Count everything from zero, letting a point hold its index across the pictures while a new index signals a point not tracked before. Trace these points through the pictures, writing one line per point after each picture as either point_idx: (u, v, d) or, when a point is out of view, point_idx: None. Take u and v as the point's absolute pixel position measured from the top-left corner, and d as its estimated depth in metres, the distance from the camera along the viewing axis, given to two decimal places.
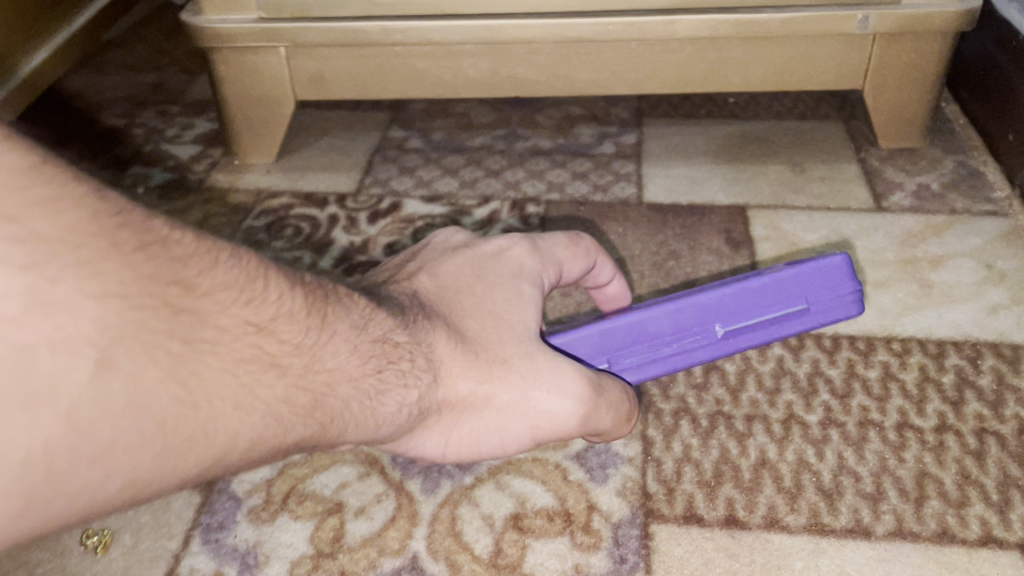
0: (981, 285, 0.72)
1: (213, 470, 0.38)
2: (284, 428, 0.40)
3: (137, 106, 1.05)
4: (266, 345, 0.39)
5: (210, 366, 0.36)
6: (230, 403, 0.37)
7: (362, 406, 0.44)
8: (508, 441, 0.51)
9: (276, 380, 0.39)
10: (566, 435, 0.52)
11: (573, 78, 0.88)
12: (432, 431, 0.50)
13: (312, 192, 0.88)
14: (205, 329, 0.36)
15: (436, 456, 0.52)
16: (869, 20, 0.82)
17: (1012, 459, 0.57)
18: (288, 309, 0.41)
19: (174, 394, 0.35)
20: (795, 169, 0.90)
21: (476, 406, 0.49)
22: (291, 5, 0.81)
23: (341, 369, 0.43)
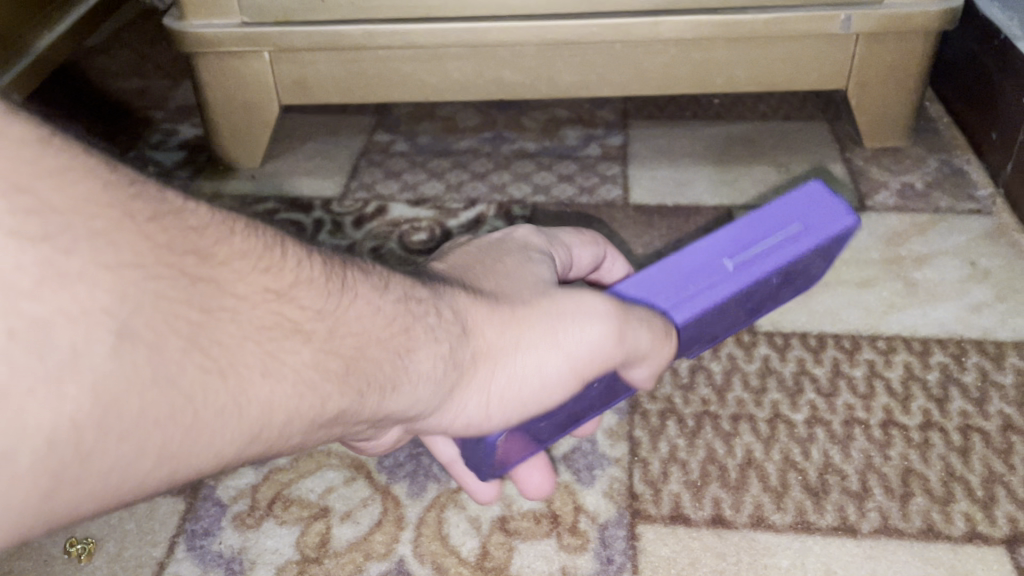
0: (965, 283, 0.73)
1: (250, 446, 0.36)
2: (318, 396, 0.37)
3: (120, 111, 1.04)
4: (288, 312, 0.37)
5: (231, 334, 0.34)
6: (257, 371, 0.35)
7: (393, 366, 0.41)
8: (550, 389, 0.48)
9: (301, 347, 0.37)
10: (607, 364, 0.49)
11: (558, 80, 0.88)
12: (471, 392, 0.46)
13: (297, 197, 0.88)
14: (222, 297, 0.34)
15: (479, 425, 0.48)
16: (851, 20, 0.83)
17: (996, 456, 0.57)
18: (302, 275, 0.39)
19: (199, 362, 0.33)
20: (781, 169, 0.90)
21: (512, 350, 0.46)
22: (274, 9, 0.81)
23: (367, 331, 0.40)
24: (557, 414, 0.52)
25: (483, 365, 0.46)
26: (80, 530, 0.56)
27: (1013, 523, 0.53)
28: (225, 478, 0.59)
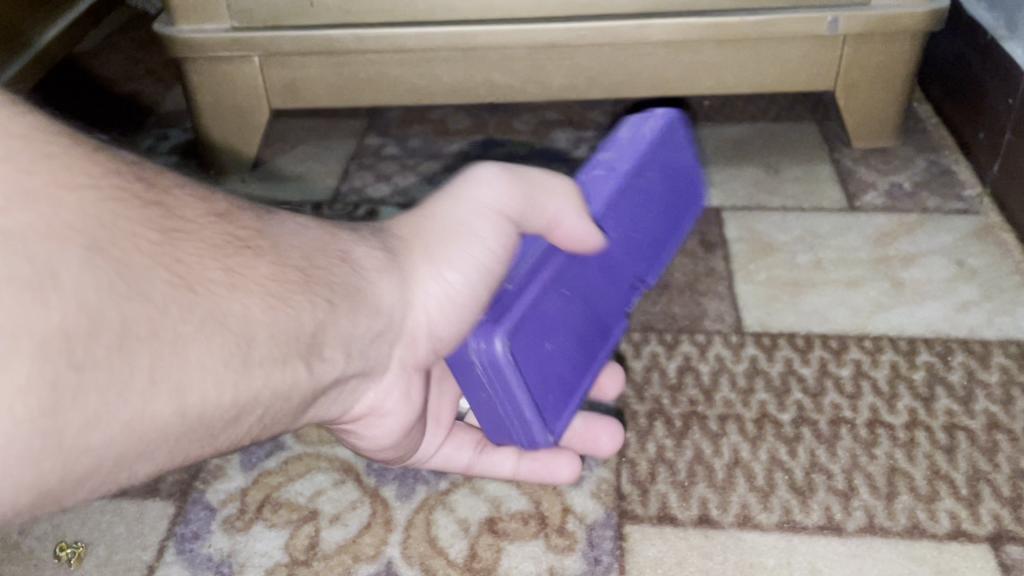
0: (952, 283, 0.73)
1: (244, 372, 0.38)
2: (288, 306, 0.41)
3: (111, 117, 1.04)
4: (234, 232, 0.41)
5: (192, 252, 0.38)
6: (223, 286, 0.38)
7: (339, 267, 0.44)
8: (489, 250, 0.50)
9: (257, 261, 0.40)
10: (518, 194, 0.51)
11: (548, 83, 0.88)
12: (419, 278, 0.48)
13: (288, 201, 0.88)
14: (173, 220, 0.38)
15: (449, 313, 0.49)
16: (838, 22, 0.83)
17: (981, 454, 0.58)
18: (231, 209, 0.42)
19: (170, 274, 0.36)
20: (770, 170, 0.91)
21: (433, 228, 0.50)
22: (263, 13, 0.81)
23: (304, 247, 0.44)
24: (542, 327, 0.53)
25: (416, 252, 0.49)
26: (70, 535, 0.56)
27: (997, 521, 0.54)
28: (215, 482, 0.59)
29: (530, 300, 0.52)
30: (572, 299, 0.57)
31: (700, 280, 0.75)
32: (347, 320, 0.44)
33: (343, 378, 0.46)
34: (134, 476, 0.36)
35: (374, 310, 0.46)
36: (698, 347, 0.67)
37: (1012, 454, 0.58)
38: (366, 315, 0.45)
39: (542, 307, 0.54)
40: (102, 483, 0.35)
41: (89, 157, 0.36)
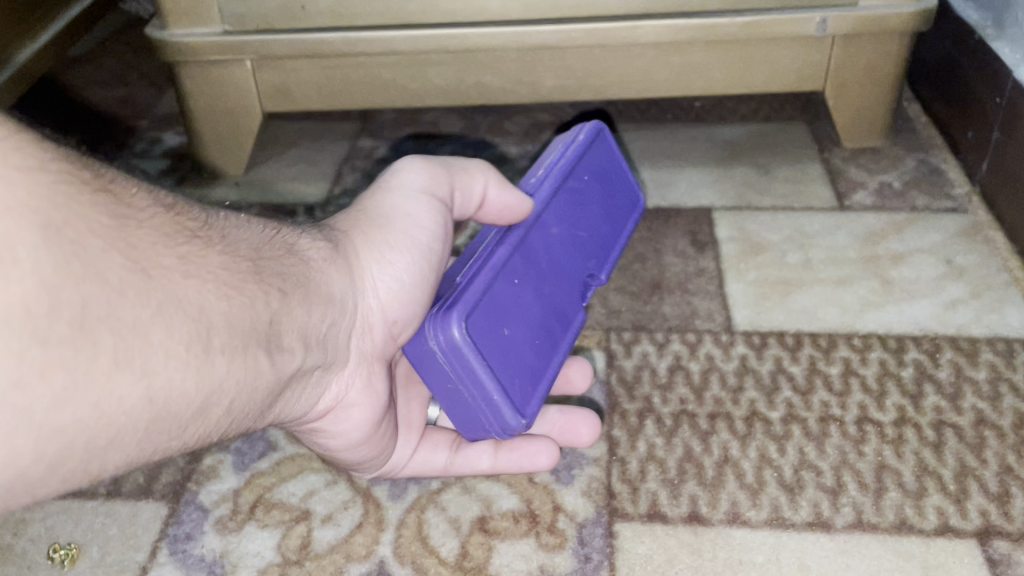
0: (941, 281, 0.74)
1: (206, 358, 0.41)
2: (239, 293, 0.43)
3: (104, 121, 1.04)
4: (181, 222, 0.43)
5: (147, 238, 0.39)
6: (178, 271, 0.40)
7: (288, 259, 0.48)
8: (425, 230, 0.55)
9: (207, 251, 0.43)
10: (442, 181, 0.57)
11: (539, 84, 0.88)
12: (366, 266, 0.53)
13: (280, 204, 0.88)
14: (123, 207, 0.39)
15: (396, 292, 0.53)
16: (827, 22, 0.84)
17: (969, 450, 0.58)
18: (178, 203, 0.44)
19: (127, 259, 0.38)
20: (760, 171, 0.91)
21: (370, 218, 0.55)
22: (255, 17, 0.82)
23: (251, 241, 0.47)
24: (497, 314, 0.54)
25: (358, 242, 0.53)
26: (64, 536, 0.56)
27: (984, 516, 0.54)
28: (208, 483, 0.59)
29: (484, 292, 0.54)
30: (527, 288, 0.57)
31: (691, 279, 0.76)
32: (304, 308, 0.48)
33: (306, 370, 0.49)
34: (106, 466, 0.38)
35: (327, 298, 0.50)
36: (688, 346, 0.68)
37: (999, 450, 0.58)
38: (319, 302, 0.49)
39: (498, 294, 0.55)
40: (75, 473, 0.37)
41: (37, 143, 0.37)
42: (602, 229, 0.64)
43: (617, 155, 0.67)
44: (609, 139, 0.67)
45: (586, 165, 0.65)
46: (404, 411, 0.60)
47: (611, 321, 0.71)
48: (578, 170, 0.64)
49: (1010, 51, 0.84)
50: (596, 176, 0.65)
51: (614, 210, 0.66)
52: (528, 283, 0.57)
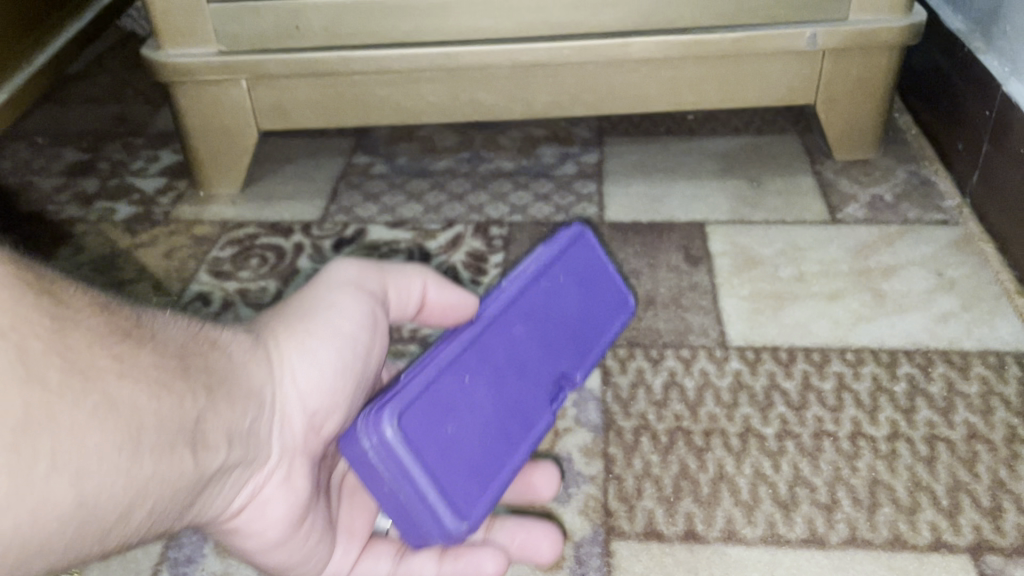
0: (932, 293, 0.74)
1: (136, 462, 0.38)
2: (175, 394, 0.41)
3: (101, 139, 1.05)
4: (119, 322, 0.40)
5: (82, 340, 0.37)
6: (113, 372, 0.38)
7: (214, 357, 0.45)
8: (349, 319, 0.53)
9: (139, 350, 0.40)
10: (372, 276, 0.56)
11: (533, 101, 0.89)
12: (284, 357, 0.50)
13: (276, 222, 0.89)
14: (63, 309, 0.38)
15: (316, 382, 0.51)
16: (816, 37, 0.85)
17: (961, 464, 0.59)
18: (112, 304, 0.42)
19: (64, 360, 0.36)
20: (752, 184, 0.92)
21: (293, 311, 0.53)
22: (250, 37, 0.83)
23: (183, 337, 0.44)
24: (438, 412, 0.50)
25: (276, 332, 0.51)
26: None
27: (977, 531, 0.55)
28: None
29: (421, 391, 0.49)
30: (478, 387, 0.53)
31: (685, 294, 0.76)
32: (226, 402, 0.44)
33: (227, 469, 0.45)
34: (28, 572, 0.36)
35: (248, 392, 0.46)
36: (683, 362, 0.68)
37: (991, 464, 0.59)
38: (240, 397, 0.46)
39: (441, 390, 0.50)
40: None
41: None
42: (575, 331, 0.60)
43: (603, 259, 0.63)
44: (595, 243, 0.63)
45: (567, 266, 0.61)
46: (348, 518, 0.55)
47: None
48: (555, 270, 0.60)
49: (998, 64, 0.85)
50: (577, 280, 0.61)
51: (594, 313, 0.62)
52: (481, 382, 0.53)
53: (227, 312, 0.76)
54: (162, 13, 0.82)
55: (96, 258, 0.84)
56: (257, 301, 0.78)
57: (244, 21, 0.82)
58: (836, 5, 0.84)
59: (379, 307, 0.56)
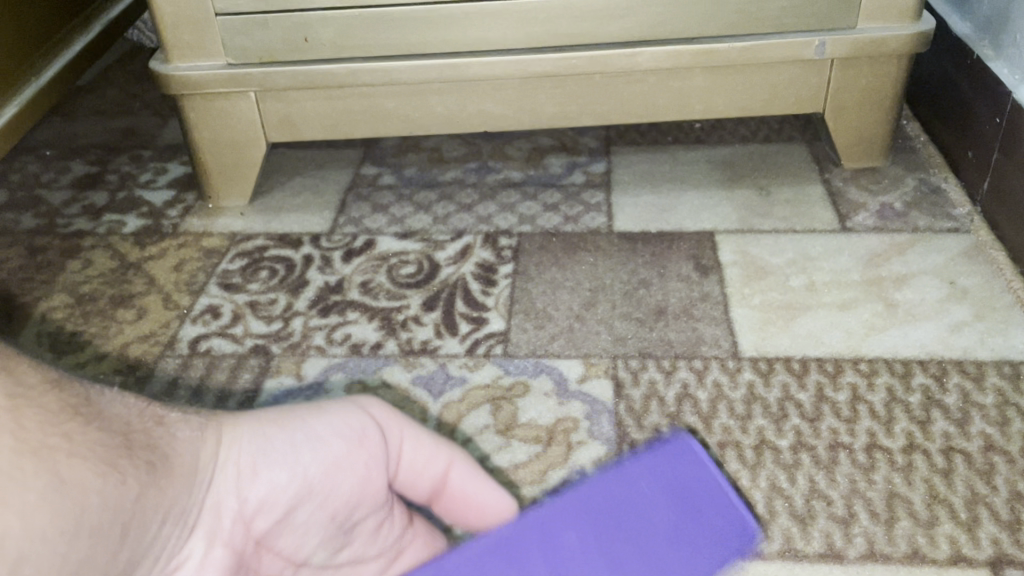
0: (944, 303, 0.74)
1: (73, 543, 0.38)
2: (121, 470, 0.41)
3: (109, 152, 1.05)
4: (71, 399, 0.41)
5: (34, 419, 0.38)
6: (62, 452, 0.39)
7: (163, 434, 0.45)
8: (330, 424, 0.50)
9: (88, 427, 0.40)
10: (388, 417, 0.52)
11: (540, 111, 0.89)
12: (239, 437, 0.48)
13: (285, 234, 0.89)
14: (16, 387, 0.39)
15: (259, 471, 0.47)
16: (825, 45, 0.84)
17: (978, 477, 0.58)
18: (66, 377, 0.42)
19: (15, 441, 0.37)
20: (761, 193, 0.92)
21: (289, 406, 0.51)
22: (259, 49, 0.83)
23: (132, 411, 0.44)
24: None
25: (249, 413, 0.49)
26: None
27: (996, 545, 0.54)
28: None
29: None
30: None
31: (696, 305, 0.76)
32: (169, 482, 0.43)
33: (158, 546, 0.44)
34: None
35: (192, 470, 0.45)
36: (695, 373, 0.68)
37: (1009, 476, 0.58)
38: (184, 474, 0.45)
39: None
40: None
41: None
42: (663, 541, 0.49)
43: (713, 470, 0.52)
44: (698, 451, 0.53)
45: (657, 476, 0.52)
46: None
47: (618, 349, 0.71)
48: (634, 477, 0.51)
49: (1009, 72, 0.84)
50: (670, 488, 0.51)
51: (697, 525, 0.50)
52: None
53: (237, 325, 0.76)
54: (170, 27, 0.82)
55: (105, 272, 0.84)
56: (267, 314, 0.78)
57: (252, 34, 0.82)
58: (844, 14, 0.84)
59: (376, 445, 0.51)
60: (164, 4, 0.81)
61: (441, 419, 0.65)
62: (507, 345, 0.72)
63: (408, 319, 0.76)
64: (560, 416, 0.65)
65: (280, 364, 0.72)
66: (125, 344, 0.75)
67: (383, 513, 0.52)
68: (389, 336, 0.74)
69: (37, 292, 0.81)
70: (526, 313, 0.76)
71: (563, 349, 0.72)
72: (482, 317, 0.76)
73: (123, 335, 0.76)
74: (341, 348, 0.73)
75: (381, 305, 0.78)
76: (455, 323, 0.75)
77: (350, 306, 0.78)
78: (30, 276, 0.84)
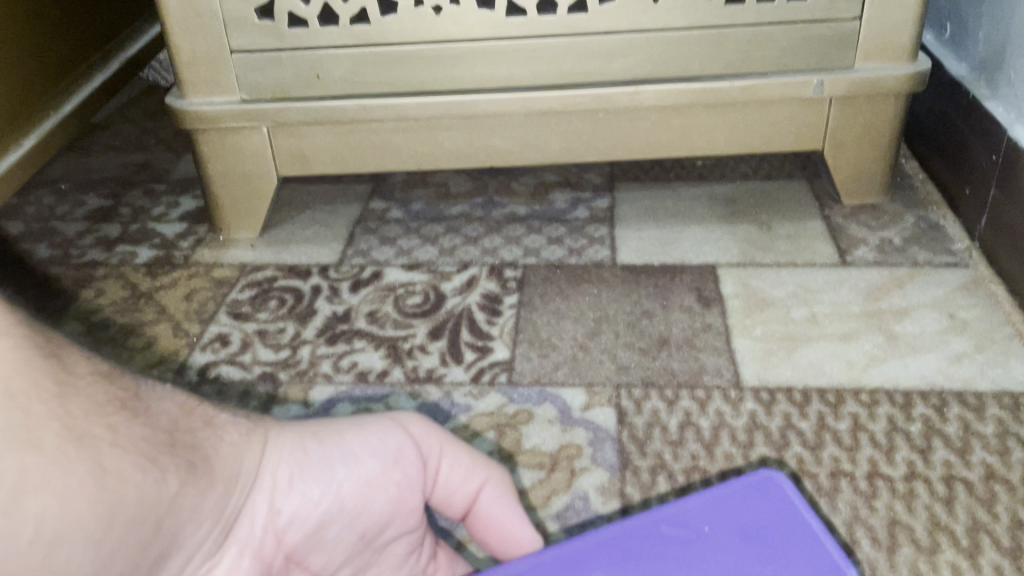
0: (944, 335, 0.75)
1: (107, 532, 0.39)
2: (159, 469, 0.41)
3: (123, 186, 1.07)
4: (116, 391, 0.42)
5: (80, 408, 0.39)
6: (105, 442, 0.39)
7: (205, 433, 0.46)
8: (367, 441, 0.51)
9: (131, 422, 0.42)
10: (423, 433, 0.53)
11: (546, 147, 0.91)
12: (278, 448, 0.49)
13: (295, 264, 0.90)
14: (65, 373, 0.40)
15: (297, 484, 0.49)
16: (824, 84, 0.87)
17: (980, 505, 0.59)
18: (113, 370, 0.44)
19: (62, 428, 0.38)
20: (762, 228, 0.93)
21: (335, 420, 0.52)
22: (273, 86, 0.86)
23: (173, 412, 0.45)
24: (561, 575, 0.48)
25: (291, 426, 0.51)
26: None
27: (998, 572, 0.54)
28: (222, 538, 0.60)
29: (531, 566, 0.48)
30: (593, 566, 0.48)
31: (698, 335, 0.77)
32: (208, 484, 0.45)
33: (190, 546, 0.45)
34: None
35: (233, 474, 0.46)
36: (697, 402, 0.69)
37: (1010, 504, 0.59)
38: (224, 479, 0.46)
39: (532, 559, 0.48)
40: None
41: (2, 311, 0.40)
42: (737, 529, 0.50)
43: (784, 529, 0.49)
44: (787, 490, 0.51)
45: (725, 513, 0.50)
46: None
47: (621, 377, 0.72)
48: (696, 516, 0.50)
49: (1004, 109, 0.86)
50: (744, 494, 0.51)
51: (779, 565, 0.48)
52: (603, 562, 0.48)
53: (246, 353, 0.77)
54: (186, 63, 0.85)
55: (117, 300, 0.85)
56: (276, 342, 0.79)
57: (266, 71, 0.85)
58: (842, 54, 0.86)
59: (413, 459, 0.52)
60: (182, 41, 0.83)
61: None
62: (511, 373, 0.73)
63: (414, 348, 0.77)
64: (564, 442, 0.66)
65: (287, 391, 0.73)
66: (137, 369, 0.76)
67: (416, 535, 0.52)
68: (395, 364, 0.75)
69: (50, 318, 0.83)
70: (531, 342, 0.77)
71: (566, 377, 0.72)
72: (487, 345, 0.77)
73: (134, 361, 0.77)
74: (348, 376, 0.74)
75: (387, 334, 0.79)
76: (460, 351, 0.76)
77: (357, 335, 0.79)
78: (44, 303, 0.85)
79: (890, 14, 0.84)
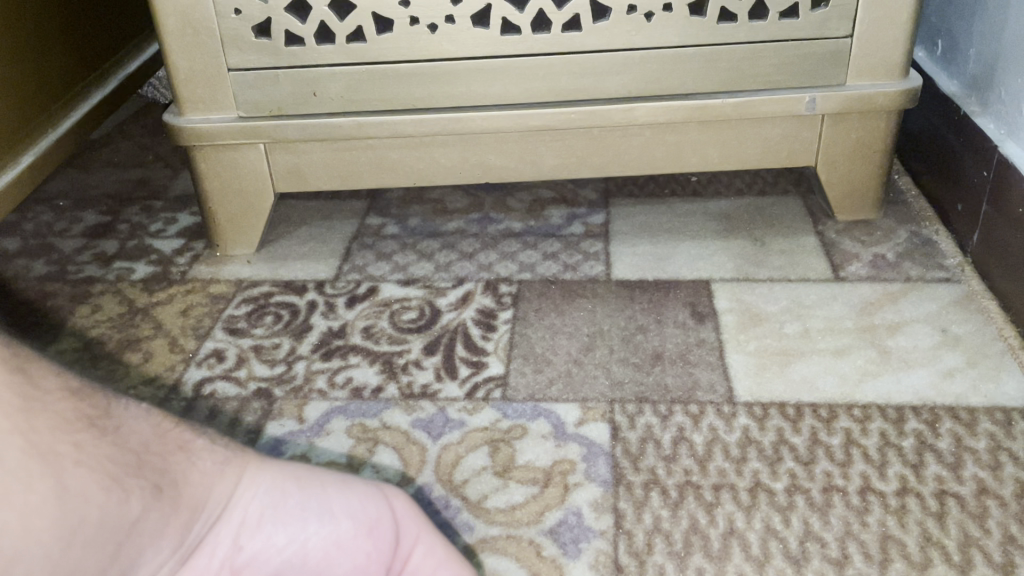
0: (937, 350, 0.75)
1: (67, 551, 0.39)
2: (123, 489, 0.42)
3: (121, 203, 1.08)
4: (88, 411, 0.43)
5: (47, 424, 0.41)
6: (70, 459, 0.41)
7: (177, 460, 0.46)
8: (348, 502, 0.49)
9: (99, 440, 0.42)
10: (403, 517, 0.51)
11: (540, 163, 0.92)
12: (254, 486, 0.47)
13: (291, 280, 0.91)
14: (34, 392, 0.42)
15: (265, 525, 0.46)
16: (816, 101, 0.87)
17: (972, 520, 0.59)
18: (86, 388, 0.45)
19: (26, 444, 0.39)
20: (757, 244, 0.94)
21: (320, 473, 0.50)
22: (270, 103, 0.87)
23: (144, 434, 0.45)
24: None
25: (274, 465, 0.49)
26: None
27: None
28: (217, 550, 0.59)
29: None
30: None
31: (692, 350, 0.77)
32: (173, 511, 0.44)
33: None
34: None
35: (200, 503, 0.45)
36: (691, 418, 0.69)
37: (1002, 519, 0.59)
38: (191, 507, 0.44)
39: None
40: None
41: None
42: None
43: None
44: None
45: None
46: None
47: (615, 393, 0.72)
48: None
49: (995, 126, 0.87)
50: None
51: None
52: None
53: (241, 368, 0.78)
54: (183, 81, 0.86)
55: (113, 317, 0.86)
56: (271, 357, 0.79)
57: (264, 89, 0.86)
58: (835, 71, 0.87)
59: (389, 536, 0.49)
60: (180, 58, 0.84)
61: (439, 462, 0.66)
62: (505, 389, 0.73)
63: (409, 363, 0.77)
64: (558, 457, 0.66)
65: (282, 407, 0.73)
66: (132, 386, 0.76)
67: None
68: (390, 380, 0.76)
69: (46, 335, 0.83)
70: (525, 358, 0.77)
71: (561, 393, 0.73)
72: (482, 361, 0.77)
73: (128, 377, 0.77)
74: (343, 392, 0.74)
75: (382, 350, 0.79)
76: (454, 367, 0.76)
77: (353, 350, 0.79)
78: (40, 319, 0.86)
79: (881, 32, 0.85)
